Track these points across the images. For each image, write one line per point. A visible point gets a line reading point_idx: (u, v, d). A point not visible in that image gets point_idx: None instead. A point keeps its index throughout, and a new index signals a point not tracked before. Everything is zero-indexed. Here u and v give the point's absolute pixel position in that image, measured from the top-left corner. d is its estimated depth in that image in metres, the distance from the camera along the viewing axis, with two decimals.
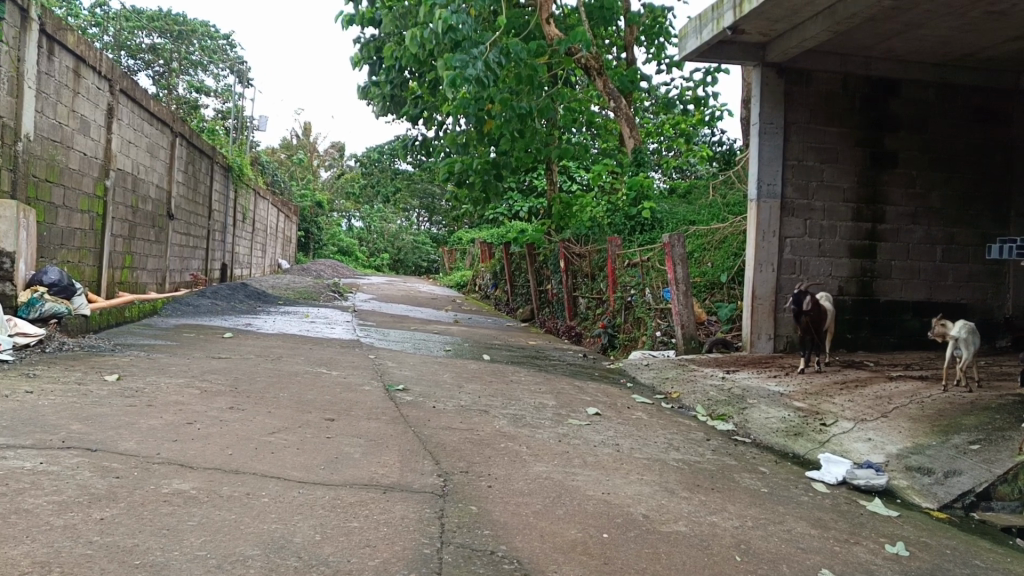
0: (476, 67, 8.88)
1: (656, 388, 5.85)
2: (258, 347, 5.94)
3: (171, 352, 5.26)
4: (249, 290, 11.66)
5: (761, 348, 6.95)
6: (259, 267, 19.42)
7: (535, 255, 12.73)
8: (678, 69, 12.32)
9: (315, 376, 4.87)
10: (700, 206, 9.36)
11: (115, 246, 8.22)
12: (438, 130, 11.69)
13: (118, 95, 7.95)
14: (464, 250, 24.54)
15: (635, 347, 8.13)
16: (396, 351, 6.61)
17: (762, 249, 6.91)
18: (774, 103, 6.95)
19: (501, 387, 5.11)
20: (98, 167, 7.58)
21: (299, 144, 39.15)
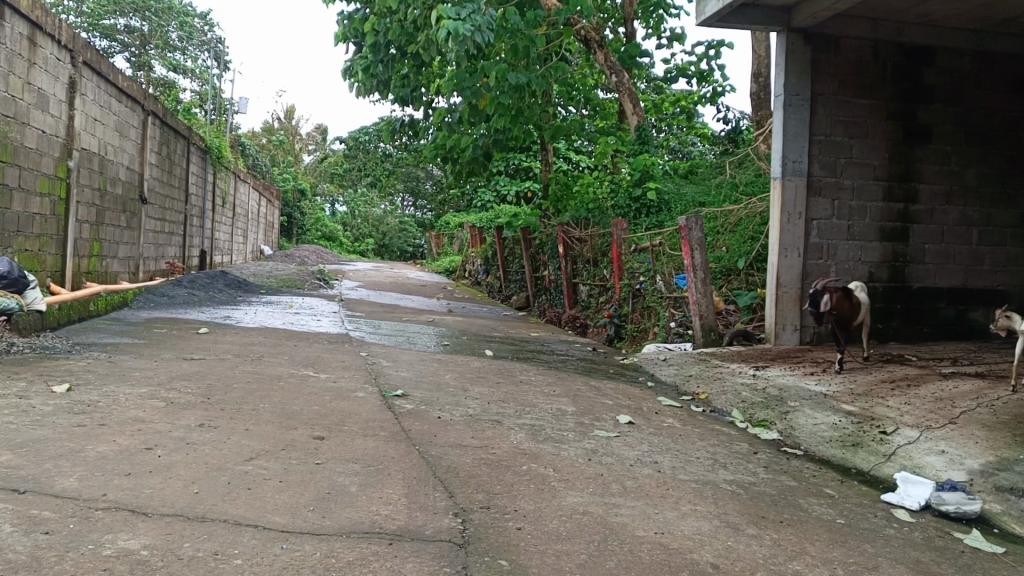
0: (477, 17, 8.34)
1: (680, 388, 5.30)
2: (236, 345, 5.32)
3: (137, 353, 4.65)
4: (229, 278, 11.01)
5: (786, 340, 6.39)
6: (240, 253, 18.77)
7: (530, 240, 12.10)
8: (679, 43, 11.76)
9: (301, 380, 4.27)
10: (711, 186, 8.81)
11: (81, 232, 7.57)
12: (428, 109, 11.06)
13: (81, 68, 7.28)
14: (452, 234, 24.01)
15: (646, 339, 7.57)
16: (389, 347, 6.02)
17: (786, 232, 6.36)
18: (799, 73, 6.39)
19: (511, 390, 4.53)
20: (60, 146, 6.92)
21: (281, 127, 38.35)
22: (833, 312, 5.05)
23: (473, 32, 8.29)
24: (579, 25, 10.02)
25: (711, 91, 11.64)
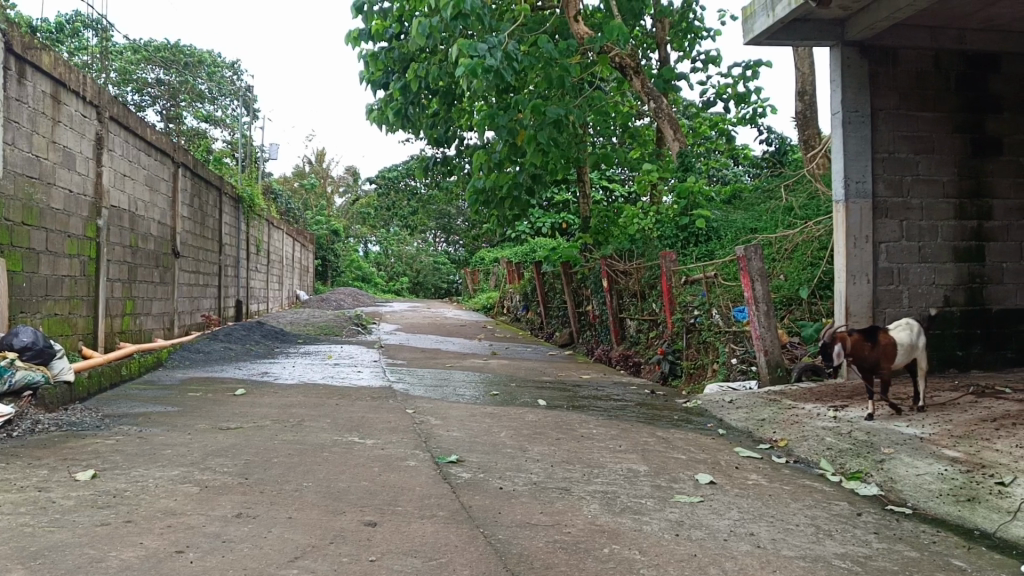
0: (496, 54, 7.99)
1: (754, 434, 4.88)
2: (275, 408, 5.01)
3: (171, 423, 4.34)
4: (266, 329, 10.77)
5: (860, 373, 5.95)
6: (277, 300, 18.64)
7: (571, 275, 11.75)
8: (714, 65, 11.43)
9: (345, 449, 3.92)
10: (762, 211, 8.42)
11: (113, 292, 7.36)
12: (460, 146, 10.80)
13: (107, 123, 7.10)
14: (488, 269, 23.79)
15: (704, 376, 7.14)
16: (435, 400, 5.67)
17: (853, 258, 5.95)
18: (857, 88, 6.00)
19: (574, 448, 4.15)
20: (88, 205, 6.73)
21: (312, 171, 38.58)
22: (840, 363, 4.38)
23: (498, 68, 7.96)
24: (613, 51, 9.62)
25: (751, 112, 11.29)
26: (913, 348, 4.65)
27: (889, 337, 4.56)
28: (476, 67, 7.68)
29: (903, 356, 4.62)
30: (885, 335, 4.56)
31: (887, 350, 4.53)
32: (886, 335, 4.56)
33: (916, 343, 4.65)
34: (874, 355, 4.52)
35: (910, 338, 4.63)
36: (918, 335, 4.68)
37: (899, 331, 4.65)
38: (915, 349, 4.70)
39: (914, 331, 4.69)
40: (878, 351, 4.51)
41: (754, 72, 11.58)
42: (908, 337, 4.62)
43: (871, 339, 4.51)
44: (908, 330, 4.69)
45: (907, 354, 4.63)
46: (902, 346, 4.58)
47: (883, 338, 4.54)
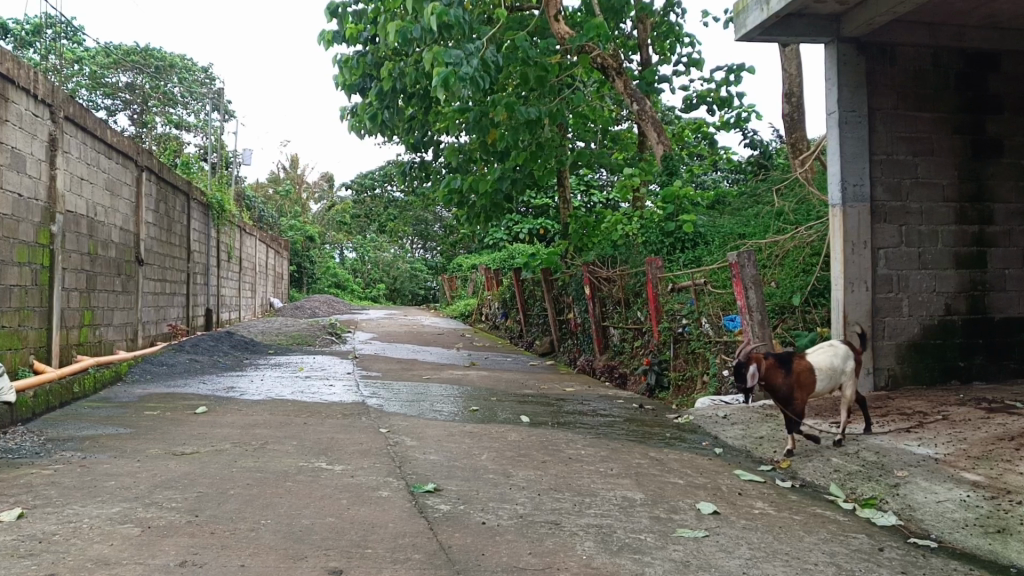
0: (472, 63, 7.59)
1: (752, 452, 4.57)
2: (237, 428, 4.63)
3: (121, 448, 3.96)
4: (236, 338, 10.34)
5: (859, 386, 5.65)
6: (249, 309, 18.20)
7: (552, 282, 11.43)
8: (697, 68, 11.17)
9: (311, 477, 3.55)
10: (750, 217, 8.15)
11: (69, 301, 6.94)
12: (437, 149, 10.46)
13: (62, 123, 6.69)
14: (465, 276, 23.43)
15: (693, 389, 6.84)
16: (412, 418, 5.32)
17: (851, 264, 5.67)
18: (853, 87, 5.75)
19: (563, 473, 3.81)
20: (41, 209, 6.32)
21: (287, 176, 38.07)
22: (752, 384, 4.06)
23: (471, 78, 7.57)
24: (594, 51, 9.32)
25: (735, 116, 11.04)
26: (835, 373, 4.30)
27: (804, 363, 4.24)
28: (450, 78, 7.29)
29: (824, 383, 4.27)
30: (801, 361, 4.24)
31: (801, 379, 4.20)
32: (801, 360, 4.25)
33: (838, 367, 4.31)
34: (787, 383, 4.19)
35: (830, 361, 4.29)
36: (843, 359, 4.34)
37: (819, 355, 4.32)
38: (839, 373, 4.34)
39: (839, 353, 4.36)
40: (792, 378, 4.19)
41: (738, 76, 11.34)
42: (825, 364, 4.26)
43: (785, 364, 4.21)
44: (833, 353, 4.36)
45: (830, 381, 4.28)
46: (820, 371, 4.24)
47: (797, 363, 4.23)
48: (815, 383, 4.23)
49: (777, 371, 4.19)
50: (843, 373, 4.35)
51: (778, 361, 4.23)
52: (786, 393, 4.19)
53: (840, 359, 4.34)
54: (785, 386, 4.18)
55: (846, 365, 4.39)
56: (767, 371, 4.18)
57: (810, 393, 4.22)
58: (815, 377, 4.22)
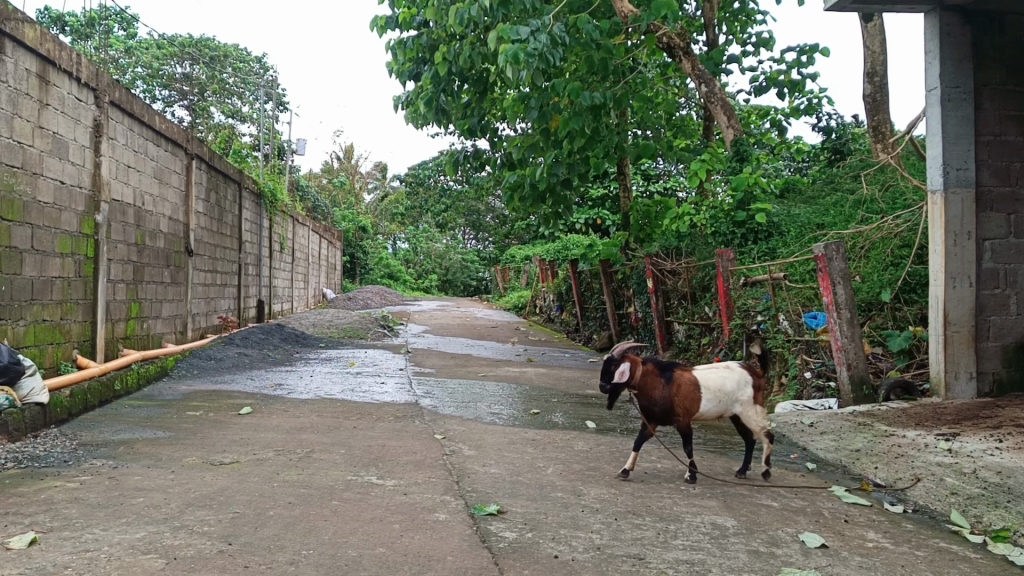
0: (540, 39, 7.17)
1: (849, 469, 4.11)
2: (282, 433, 4.30)
3: (157, 455, 3.66)
4: (287, 331, 10.11)
5: (961, 393, 5.10)
6: (302, 299, 18.13)
7: (611, 275, 11.00)
8: (767, 49, 10.61)
9: (360, 494, 3.18)
10: (828, 207, 7.62)
11: (114, 294, 6.71)
12: (493, 137, 10.09)
13: (107, 109, 6.44)
14: (519, 267, 23.12)
15: (769, 391, 6.36)
16: (468, 422, 4.96)
17: (952, 256, 5.15)
18: (959, 60, 5.22)
19: (640, 493, 3.39)
20: (84, 198, 6.08)
21: (340, 167, 38.15)
22: (620, 382, 3.55)
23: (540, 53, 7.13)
24: (659, 30, 8.85)
25: (806, 101, 10.46)
26: (724, 398, 3.75)
27: (689, 377, 3.73)
28: (521, 56, 6.89)
29: (711, 407, 3.73)
30: (681, 374, 3.74)
31: (676, 389, 3.68)
32: (686, 373, 3.74)
33: (729, 392, 3.76)
34: (661, 393, 3.67)
35: (719, 383, 3.75)
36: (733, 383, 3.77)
37: (710, 373, 3.79)
38: (729, 400, 3.77)
39: (730, 378, 3.78)
40: (670, 390, 3.67)
41: (810, 58, 10.73)
42: (707, 381, 3.73)
43: (666, 373, 3.70)
44: (726, 376, 3.80)
45: (717, 406, 3.73)
46: (704, 390, 3.71)
47: (680, 375, 3.72)
48: (694, 398, 3.68)
49: (656, 379, 3.69)
50: (734, 401, 3.78)
51: (659, 368, 3.73)
52: (658, 403, 3.65)
53: (734, 384, 3.78)
54: (662, 398, 3.65)
55: (740, 393, 3.80)
56: (642, 376, 3.68)
57: (688, 407, 3.67)
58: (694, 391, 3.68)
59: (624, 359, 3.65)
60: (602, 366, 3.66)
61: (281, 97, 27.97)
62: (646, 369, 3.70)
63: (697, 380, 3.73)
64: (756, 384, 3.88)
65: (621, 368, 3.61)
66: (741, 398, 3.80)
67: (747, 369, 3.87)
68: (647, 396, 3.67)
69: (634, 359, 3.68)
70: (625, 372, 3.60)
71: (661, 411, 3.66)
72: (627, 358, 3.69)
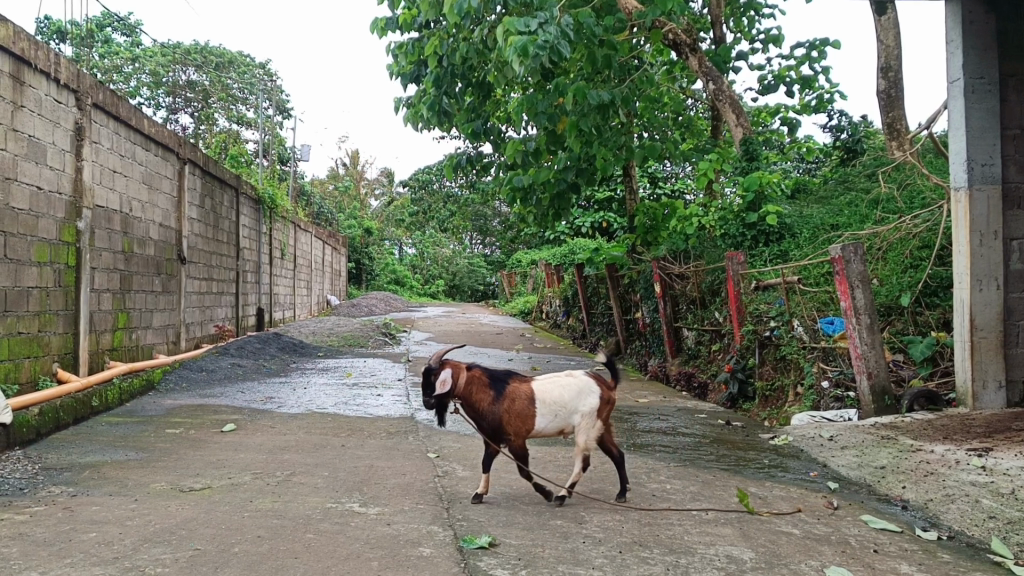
0: (550, 30, 6.86)
1: (874, 489, 3.79)
2: (263, 453, 4.01)
3: (124, 481, 3.37)
4: (284, 340, 9.84)
5: (989, 403, 4.78)
6: (305, 307, 17.89)
7: (617, 279, 10.70)
8: (776, 45, 10.31)
9: (339, 525, 2.89)
10: (842, 207, 7.30)
11: (99, 304, 6.45)
12: (496, 140, 9.81)
13: (89, 112, 6.19)
14: (524, 272, 22.87)
15: (783, 400, 6.04)
16: (465, 438, 4.67)
17: (978, 257, 4.83)
18: (983, 49, 4.92)
19: (647, 521, 3.09)
20: (64, 204, 5.82)
21: (346, 173, 37.98)
22: (437, 391, 3.18)
23: (549, 44, 6.83)
24: (665, 26, 8.56)
25: (817, 98, 10.15)
26: (564, 411, 3.29)
27: (522, 389, 3.32)
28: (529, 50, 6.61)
29: (548, 422, 3.28)
30: (515, 386, 3.32)
31: (502, 403, 3.27)
32: (521, 384, 3.33)
33: (569, 404, 3.29)
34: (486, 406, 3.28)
35: (558, 396, 3.30)
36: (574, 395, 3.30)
37: (550, 383, 3.35)
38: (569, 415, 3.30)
39: (572, 390, 3.32)
40: (497, 402, 3.28)
41: (820, 53, 10.42)
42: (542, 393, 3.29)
43: (494, 383, 3.31)
44: (565, 386, 3.34)
45: (554, 422, 3.27)
46: (538, 404, 3.27)
47: (513, 387, 3.32)
48: (524, 414, 3.26)
49: (483, 390, 3.30)
50: (577, 415, 3.31)
51: (489, 377, 3.34)
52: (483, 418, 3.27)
53: (574, 394, 3.30)
54: (488, 410, 3.27)
55: (583, 405, 3.31)
56: (467, 386, 3.30)
57: (516, 424, 3.26)
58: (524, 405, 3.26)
59: (446, 364, 3.28)
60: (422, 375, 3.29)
61: (286, 103, 27.83)
62: (474, 377, 3.32)
63: (533, 390, 3.31)
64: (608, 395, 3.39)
65: (441, 377, 3.25)
66: (584, 411, 3.31)
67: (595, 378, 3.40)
68: (471, 408, 3.29)
69: (458, 365, 3.30)
70: (446, 380, 3.25)
71: (485, 424, 3.27)
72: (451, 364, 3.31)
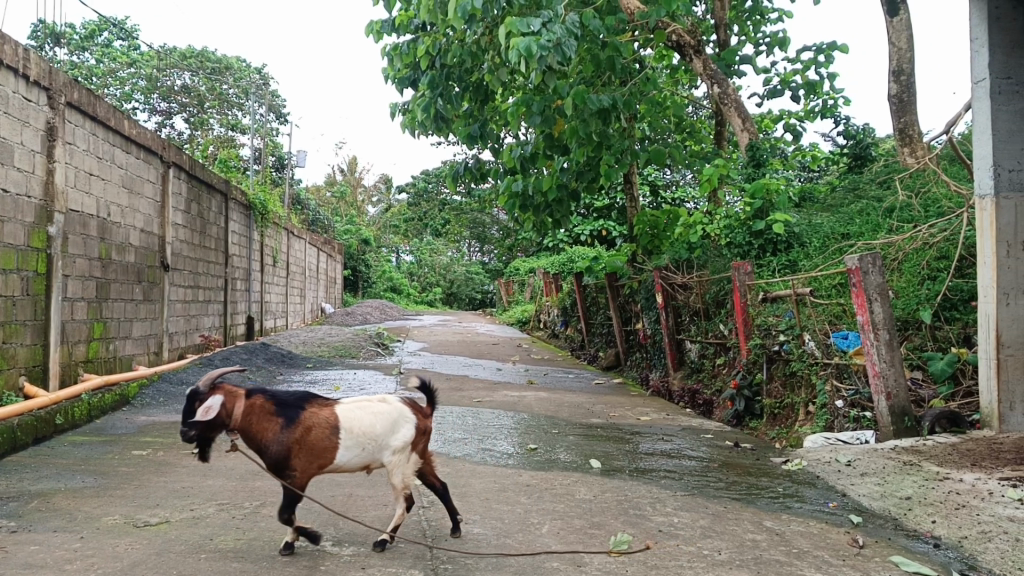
0: (554, 28, 6.53)
1: (900, 523, 3.45)
2: (232, 480, 3.67)
3: (76, 513, 3.05)
4: (273, 351, 9.52)
5: (1017, 425, 4.45)
6: (299, 315, 17.60)
7: (617, 288, 10.40)
8: (782, 50, 10.03)
9: (308, 569, 2.56)
10: (853, 217, 7.00)
11: (72, 313, 6.13)
12: (494, 146, 9.51)
13: (63, 111, 5.88)
14: (522, 280, 22.57)
15: (793, 419, 5.72)
16: (455, 461, 4.35)
17: (1005, 269, 4.52)
18: (1011, 48, 4.63)
19: (653, 563, 2.76)
20: (34, 208, 5.50)
21: (344, 180, 37.75)
22: (201, 421, 2.57)
23: (550, 45, 6.50)
24: (668, 27, 8.28)
25: (823, 104, 9.88)
26: (370, 445, 2.77)
27: (319, 416, 2.77)
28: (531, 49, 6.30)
29: (351, 457, 2.76)
30: (309, 413, 2.76)
31: (297, 434, 2.71)
32: (314, 409, 2.78)
33: (378, 436, 2.76)
34: (274, 441, 2.71)
35: (365, 425, 2.76)
36: (383, 424, 2.78)
37: (354, 410, 2.81)
38: (377, 450, 2.78)
39: (383, 419, 2.80)
40: (288, 434, 2.71)
41: (827, 58, 10.14)
42: (343, 420, 2.75)
43: (282, 411, 2.74)
44: (378, 414, 2.82)
45: (360, 456, 2.76)
46: (342, 435, 2.74)
47: (306, 414, 2.76)
48: (325, 445, 2.72)
49: (269, 420, 2.72)
50: (388, 450, 2.79)
51: (274, 403, 2.76)
52: (269, 455, 2.69)
53: (384, 425, 2.78)
54: (276, 444, 2.69)
55: (394, 438, 2.79)
56: (245, 417, 2.71)
57: (314, 458, 2.72)
58: (324, 436, 2.72)
59: (216, 390, 2.68)
60: (184, 403, 2.65)
61: (282, 109, 27.55)
62: (254, 406, 2.73)
63: (334, 418, 2.76)
64: (423, 424, 2.89)
65: (212, 405, 2.63)
66: (394, 445, 2.79)
67: (408, 404, 2.87)
68: (255, 442, 2.71)
69: (233, 392, 2.71)
70: (217, 409, 2.63)
71: (272, 461, 2.70)
72: (223, 390, 2.70)
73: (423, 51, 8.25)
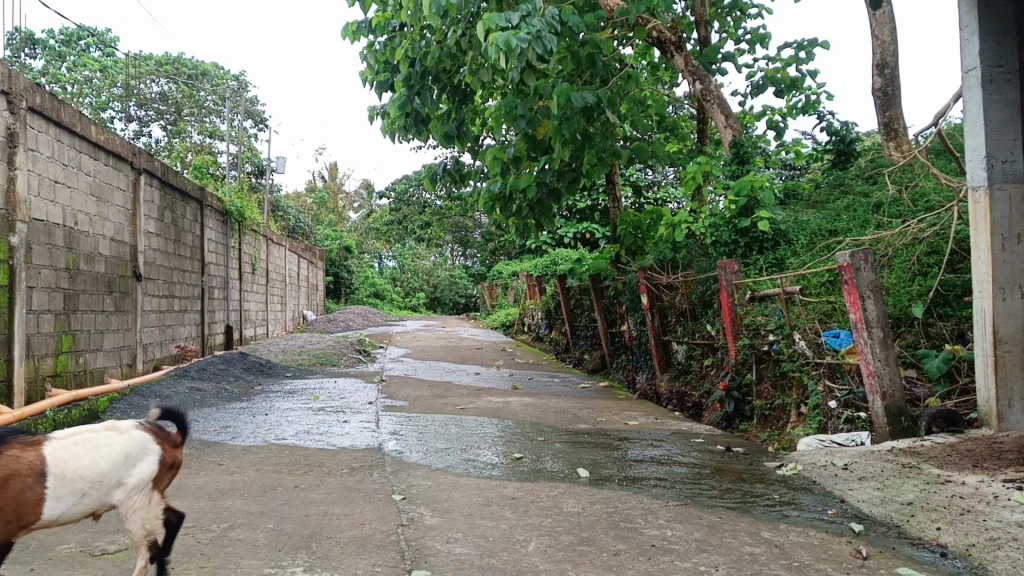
0: (534, 22, 6.35)
1: (903, 531, 3.29)
2: (201, 500, 3.47)
3: (29, 541, 2.84)
4: (251, 360, 9.29)
5: (1016, 424, 4.32)
6: (280, 323, 17.36)
7: (601, 290, 10.25)
8: (763, 46, 9.93)
9: None
10: (839, 213, 6.87)
11: (38, 326, 5.89)
12: (474, 147, 9.35)
13: (24, 116, 5.65)
14: (506, 283, 22.41)
15: (785, 420, 5.57)
16: (437, 473, 4.16)
17: (1000, 263, 4.39)
18: (1000, 36, 4.50)
19: None
20: None
21: (324, 186, 37.48)
22: None
23: (531, 38, 6.30)
24: (649, 23, 8.15)
25: (805, 100, 9.78)
26: (98, 488, 2.32)
27: (23, 460, 2.23)
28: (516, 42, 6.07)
29: (71, 505, 2.29)
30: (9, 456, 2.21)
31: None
32: (16, 451, 2.23)
33: (108, 476, 2.34)
34: None
35: (91, 464, 2.32)
36: (117, 461, 2.37)
37: (72, 448, 2.33)
38: (109, 491, 2.36)
39: (117, 453, 2.39)
40: None
41: (808, 54, 10.04)
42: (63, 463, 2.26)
43: None
44: (102, 449, 2.37)
45: (82, 504, 2.30)
46: (59, 481, 2.25)
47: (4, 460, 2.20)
48: (36, 496, 2.21)
49: None
50: (118, 489, 2.38)
51: None
52: None
53: (117, 461, 2.37)
54: None
55: (127, 474, 2.40)
56: None
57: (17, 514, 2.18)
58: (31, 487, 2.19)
59: None
60: None
61: (261, 114, 27.28)
62: None
63: (43, 460, 2.26)
64: (166, 455, 2.54)
65: None
66: (128, 483, 2.40)
67: (147, 433, 2.50)
68: None
69: None
70: None
71: None
72: None
73: (402, 53, 8.05)
